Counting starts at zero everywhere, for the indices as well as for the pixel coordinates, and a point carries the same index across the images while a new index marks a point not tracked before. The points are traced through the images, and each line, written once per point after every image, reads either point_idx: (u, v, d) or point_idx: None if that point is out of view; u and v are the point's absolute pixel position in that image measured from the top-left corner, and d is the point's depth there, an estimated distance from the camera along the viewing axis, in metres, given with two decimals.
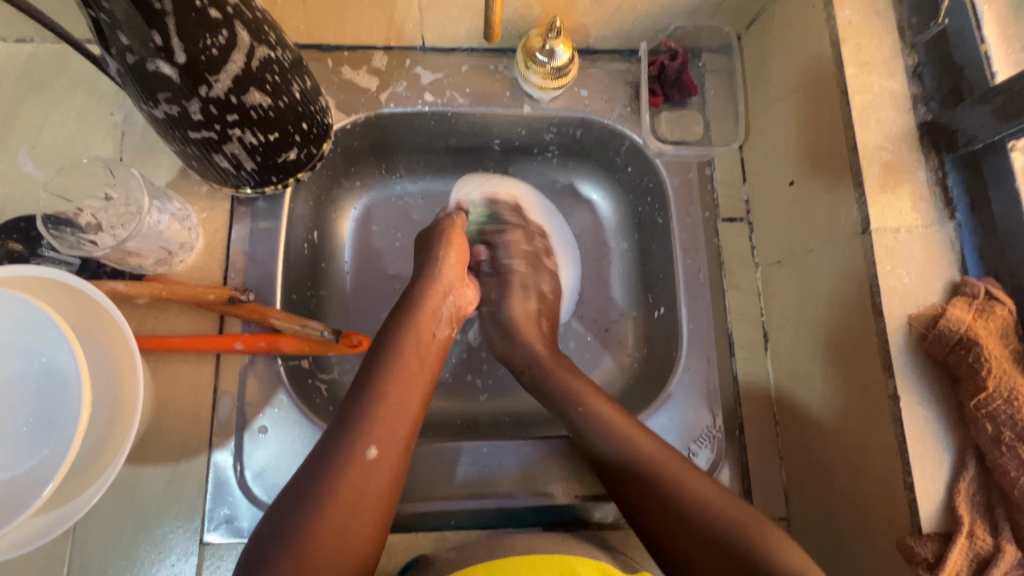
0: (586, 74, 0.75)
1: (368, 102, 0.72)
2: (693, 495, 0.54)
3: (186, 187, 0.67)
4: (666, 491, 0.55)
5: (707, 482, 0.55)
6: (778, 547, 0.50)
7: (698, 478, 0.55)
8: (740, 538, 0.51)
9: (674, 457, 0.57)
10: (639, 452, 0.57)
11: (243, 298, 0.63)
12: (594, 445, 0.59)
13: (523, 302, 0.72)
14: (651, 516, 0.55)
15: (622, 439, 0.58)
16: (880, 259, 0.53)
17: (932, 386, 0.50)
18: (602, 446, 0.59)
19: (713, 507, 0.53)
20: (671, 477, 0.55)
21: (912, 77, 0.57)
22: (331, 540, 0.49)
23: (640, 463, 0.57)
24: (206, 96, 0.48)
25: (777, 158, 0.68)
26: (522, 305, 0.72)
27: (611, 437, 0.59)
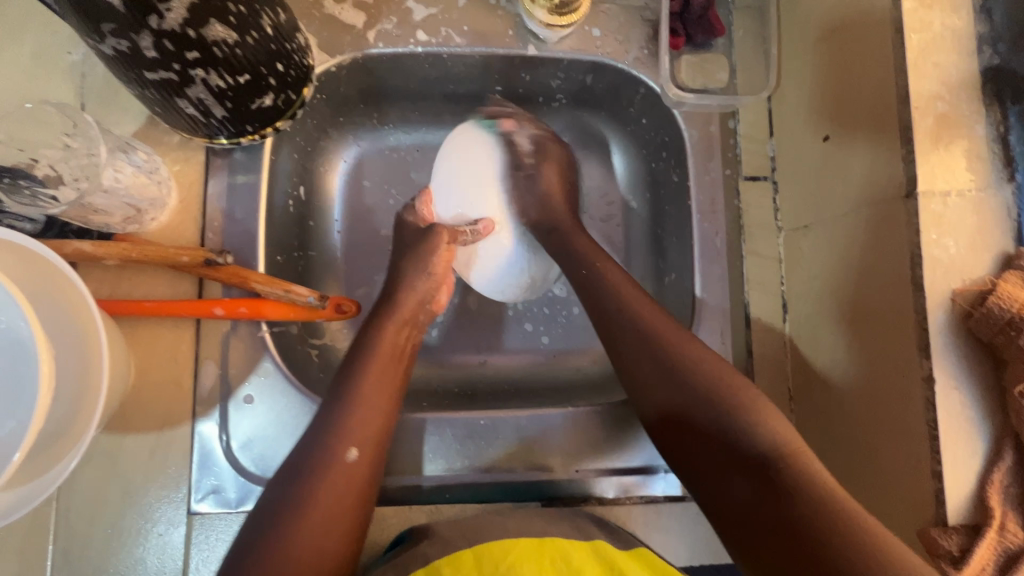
0: (599, 11, 0.66)
1: (354, 40, 0.65)
2: (688, 360, 0.53)
3: (156, 136, 0.61)
4: (665, 356, 0.53)
5: (706, 351, 0.54)
6: (766, 418, 0.48)
7: (690, 344, 0.54)
8: (727, 400, 0.50)
9: (679, 330, 0.56)
10: (642, 319, 0.56)
11: (220, 261, 0.58)
12: (602, 311, 0.58)
13: (553, 170, 0.70)
14: (646, 382, 0.54)
15: (630, 309, 0.57)
16: (925, 227, 0.47)
17: (973, 369, 0.46)
18: (607, 314, 0.57)
19: (708, 371, 0.52)
20: (669, 339, 0.54)
21: (980, 13, 0.49)
22: (314, 544, 0.47)
23: (639, 328, 0.55)
24: (157, 28, 0.41)
25: (810, 109, 0.60)
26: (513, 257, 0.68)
27: (620, 308, 0.57)
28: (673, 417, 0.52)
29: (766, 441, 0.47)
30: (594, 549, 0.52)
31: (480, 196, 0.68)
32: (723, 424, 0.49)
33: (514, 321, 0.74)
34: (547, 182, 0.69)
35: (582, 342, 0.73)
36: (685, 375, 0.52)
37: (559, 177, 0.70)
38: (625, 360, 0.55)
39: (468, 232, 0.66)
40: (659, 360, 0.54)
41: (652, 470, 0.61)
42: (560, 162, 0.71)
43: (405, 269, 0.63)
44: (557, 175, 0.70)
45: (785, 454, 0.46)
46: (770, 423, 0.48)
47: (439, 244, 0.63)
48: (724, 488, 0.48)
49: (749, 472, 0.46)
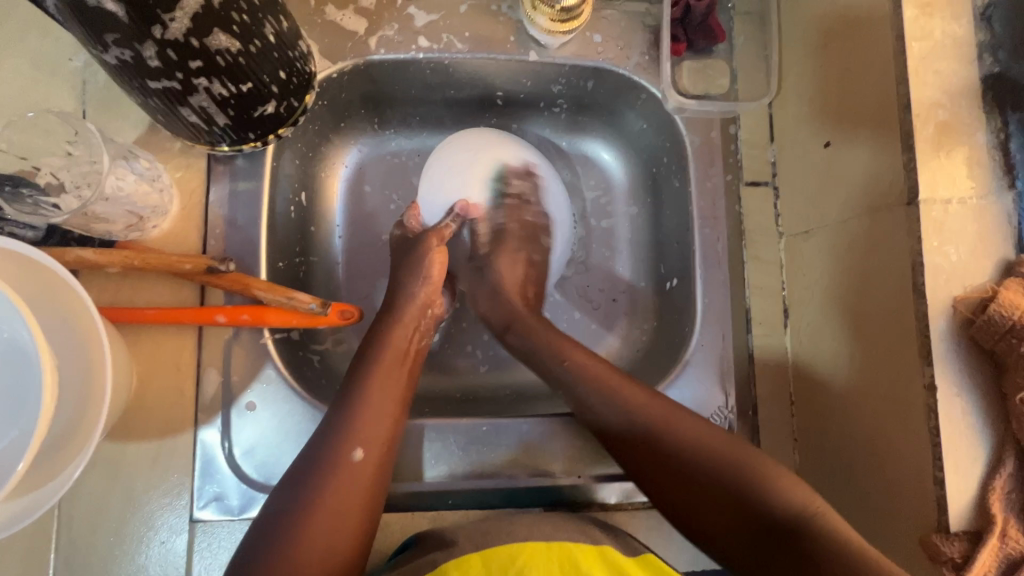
0: (600, 17, 0.67)
1: (356, 47, 0.65)
2: (690, 440, 0.53)
3: (157, 143, 0.61)
4: (646, 428, 0.54)
5: (694, 420, 0.54)
6: (782, 490, 0.49)
7: (676, 414, 0.55)
8: (740, 475, 0.50)
9: (674, 407, 0.56)
10: (631, 405, 0.55)
11: (222, 269, 0.58)
12: (586, 403, 0.57)
13: (513, 268, 0.68)
14: (647, 472, 0.54)
15: (619, 395, 0.56)
16: (926, 234, 0.47)
17: (974, 376, 0.46)
18: (595, 400, 0.57)
19: (710, 450, 0.52)
20: (666, 421, 0.54)
21: (980, 21, 0.49)
22: (321, 543, 0.48)
23: (631, 413, 0.55)
24: (161, 38, 0.41)
25: (811, 115, 0.60)
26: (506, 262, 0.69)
27: (604, 396, 0.56)
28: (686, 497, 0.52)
29: (785, 515, 0.48)
30: (601, 553, 0.52)
31: (451, 183, 0.68)
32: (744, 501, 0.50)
33: None
34: (505, 284, 0.68)
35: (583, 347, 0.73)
36: (688, 458, 0.52)
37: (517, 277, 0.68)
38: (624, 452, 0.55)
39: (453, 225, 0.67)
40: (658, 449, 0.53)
41: None
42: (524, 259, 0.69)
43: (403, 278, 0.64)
44: (514, 277, 0.68)
45: (810, 522, 0.47)
46: (791, 494, 0.49)
47: (431, 255, 0.64)
48: (763, 565, 0.48)
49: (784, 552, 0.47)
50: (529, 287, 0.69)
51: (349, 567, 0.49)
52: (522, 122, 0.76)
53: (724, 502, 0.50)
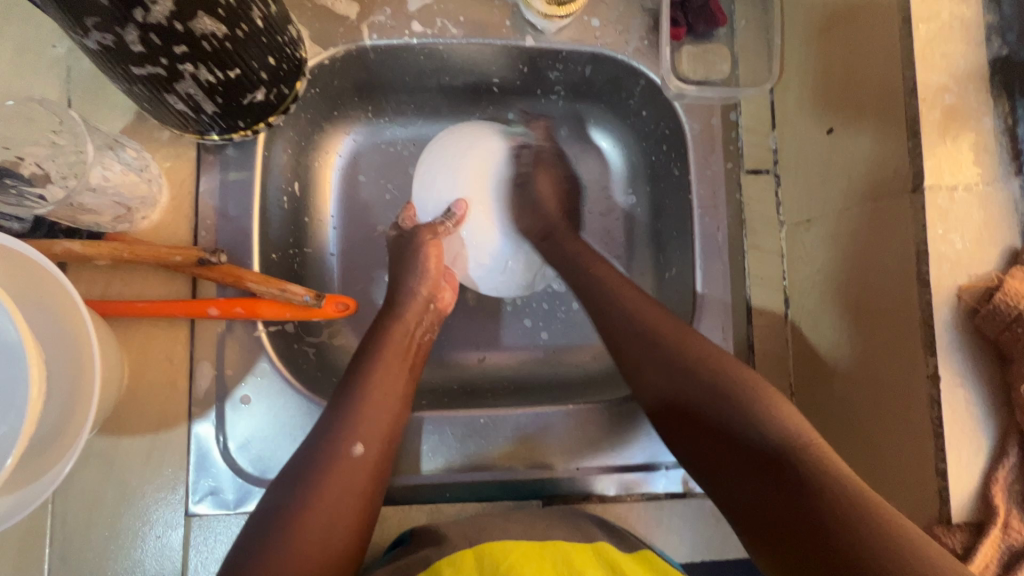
0: (598, 0, 0.65)
1: (348, 32, 0.63)
2: (697, 359, 0.53)
3: (145, 132, 0.60)
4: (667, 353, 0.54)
5: (711, 347, 0.54)
6: (777, 411, 0.48)
7: (700, 344, 0.54)
8: (735, 397, 0.49)
9: (692, 333, 0.56)
10: (648, 323, 0.57)
11: (214, 260, 0.56)
12: (610, 320, 0.59)
13: (549, 181, 0.70)
14: (652, 388, 0.55)
15: (636, 313, 0.58)
16: (931, 222, 0.46)
17: (978, 366, 0.45)
18: (614, 314, 0.59)
19: (711, 370, 0.52)
20: (678, 344, 0.55)
21: (988, 2, 0.48)
22: (319, 534, 0.47)
23: (647, 334, 0.56)
24: (143, 22, 0.40)
25: (814, 101, 0.59)
26: (547, 185, 0.70)
27: (626, 310, 0.58)
28: (681, 419, 0.52)
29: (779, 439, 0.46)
30: (594, 550, 0.52)
31: (447, 185, 0.69)
32: (727, 425, 0.49)
33: (513, 316, 0.73)
34: (545, 198, 0.69)
35: (582, 337, 0.73)
36: (692, 375, 0.52)
37: (555, 190, 0.70)
38: (636, 363, 0.56)
39: (447, 223, 0.67)
40: (667, 364, 0.54)
41: (653, 466, 0.61)
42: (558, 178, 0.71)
43: (399, 274, 0.64)
44: (553, 190, 0.70)
45: (801, 450, 0.45)
46: (785, 417, 0.47)
47: (426, 250, 0.64)
48: (741, 488, 0.47)
49: (758, 466, 0.46)
50: (565, 199, 0.71)
51: (348, 556, 0.48)
52: (518, 109, 0.74)
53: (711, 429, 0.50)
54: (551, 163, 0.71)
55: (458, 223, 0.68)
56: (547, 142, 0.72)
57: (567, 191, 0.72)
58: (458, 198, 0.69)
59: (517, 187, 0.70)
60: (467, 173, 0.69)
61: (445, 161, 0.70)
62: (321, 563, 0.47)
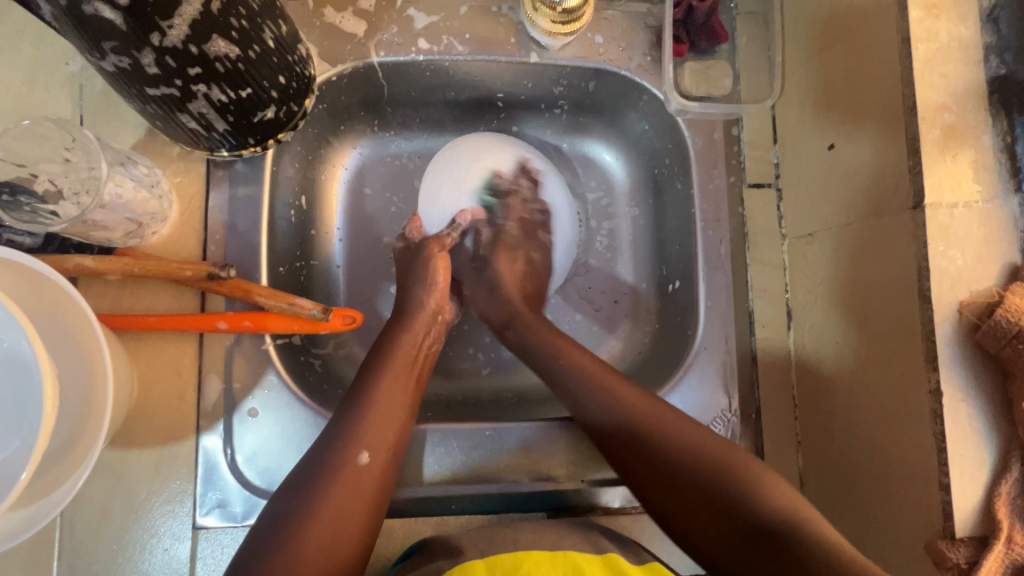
0: (602, 18, 0.66)
1: (355, 49, 0.64)
2: (684, 442, 0.53)
3: (156, 148, 0.61)
4: (610, 406, 0.56)
5: (638, 392, 0.57)
6: (770, 489, 0.49)
7: (629, 389, 0.57)
8: (728, 474, 0.51)
9: (666, 408, 0.56)
10: (629, 407, 0.56)
11: (223, 274, 0.57)
12: (589, 413, 0.57)
13: (510, 266, 0.69)
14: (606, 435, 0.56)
15: (613, 396, 0.57)
16: (932, 238, 0.47)
17: (980, 380, 0.46)
18: (593, 405, 0.57)
19: (698, 450, 0.53)
20: (663, 427, 0.54)
21: (985, 23, 0.49)
22: (324, 541, 0.48)
23: (624, 414, 0.56)
24: (159, 46, 0.41)
25: (815, 116, 0.60)
26: (509, 268, 0.69)
27: (613, 397, 0.57)
28: (675, 498, 0.52)
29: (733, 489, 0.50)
30: (606, 560, 0.51)
31: (451, 194, 0.69)
32: (729, 504, 0.49)
33: None
34: (506, 284, 0.68)
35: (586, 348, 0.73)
36: (680, 458, 0.53)
37: (516, 276, 0.69)
38: (624, 463, 0.55)
39: (453, 235, 0.68)
40: (656, 460, 0.53)
41: None
42: (520, 264, 0.70)
43: (405, 287, 0.64)
44: (514, 276, 0.69)
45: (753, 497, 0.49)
46: (777, 497, 0.49)
47: (434, 261, 0.65)
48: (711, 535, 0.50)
49: (767, 554, 0.46)
50: (528, 284, 0.70)
51: (352, 562, 0.49)
52: (522, 124, 0.75)
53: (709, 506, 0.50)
54: (516, 247, 0.70)
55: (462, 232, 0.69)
56: (516, 225, 0.70)
57: (531, 275, 0.70)
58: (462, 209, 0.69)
59: (473, 271, 0.70)
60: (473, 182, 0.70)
61: (451, 169, 0.70)
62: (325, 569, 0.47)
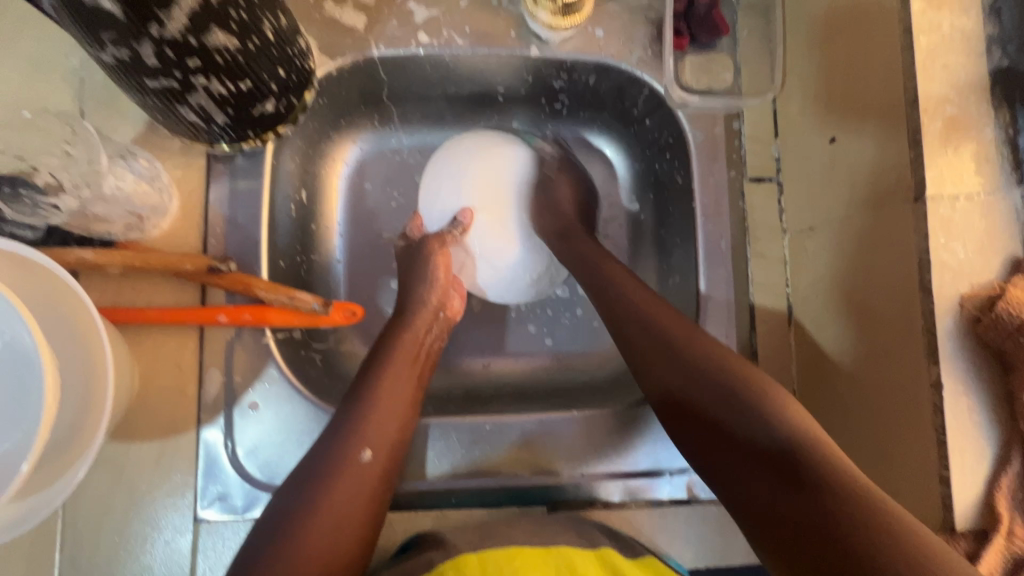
0: (602, 11, 0.66)
1: (355, 43, 0.64)
2: (702, 352, 0.52)
3: (156, 142, 0.61)
4: (659, 334, 0.55)
5: (687, 326, 0.55)
6: (783, 408, 0.46)
7: (679, 324, 0.55)
8: (741, 394, 0.48)
9: (712, 342, 0.54)
10: (651, 313, 0.56)
11: (223, 268, 0.58)
12: (615, 312, 0.58)
13: (564, 185, 0.70)
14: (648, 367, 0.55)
15: (658, 326, 0.55)
16: (933, 231, 0.46)
17: (980, 374, 0.46)
18: (620, 308, 0.58)
19: (714, 360, 0.51)
20: (681, 336, 0.54)
21: (988, 14, 0.48)
22: (327, 537, 0.48)
23: (647, 317, 0.56)
24: (158, 37, 0.41)
25: (816, 110, 0.60)
26: (565, 188, 0.71)
27: (633, 304, 0.57)
28: (685, 407, 0.51)
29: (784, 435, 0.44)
30: (601, 557, 0.52)
31: (450, 195, 0.71)
32: (744, 432, 0.47)
33: (518, 322, 0.74)
34: (561, 197, 0.70)
35: (586, 343, 0.73)
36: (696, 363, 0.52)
37: (572, 194, 0.70)
38: (665, 391, 0.53)
39: (454, 232, 0.68)
40: (683, 371, 0.52)
41: (658, 472, 0.61)
42: (573, 180, 0.71)
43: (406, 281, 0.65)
44: (568, 189, 0.70)
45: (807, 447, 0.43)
46: (795, 417, 0.46)
47: (434, 260, 0.65)
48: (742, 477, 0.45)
49: (773, 473, 0.43)
50: (581, 199, 0.71)
51: (353, 557, 0.49)
52: (523, 118, 0.75)
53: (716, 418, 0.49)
54: (565, 169, 0.72)
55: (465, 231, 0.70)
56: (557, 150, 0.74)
57: (584, 191, 0.72)
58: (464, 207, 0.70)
59: (535, 189, 0.71)
60: (472, 182, 0.71)
61: (450, 170, 0.71)
62: (329, 564, 0.47)
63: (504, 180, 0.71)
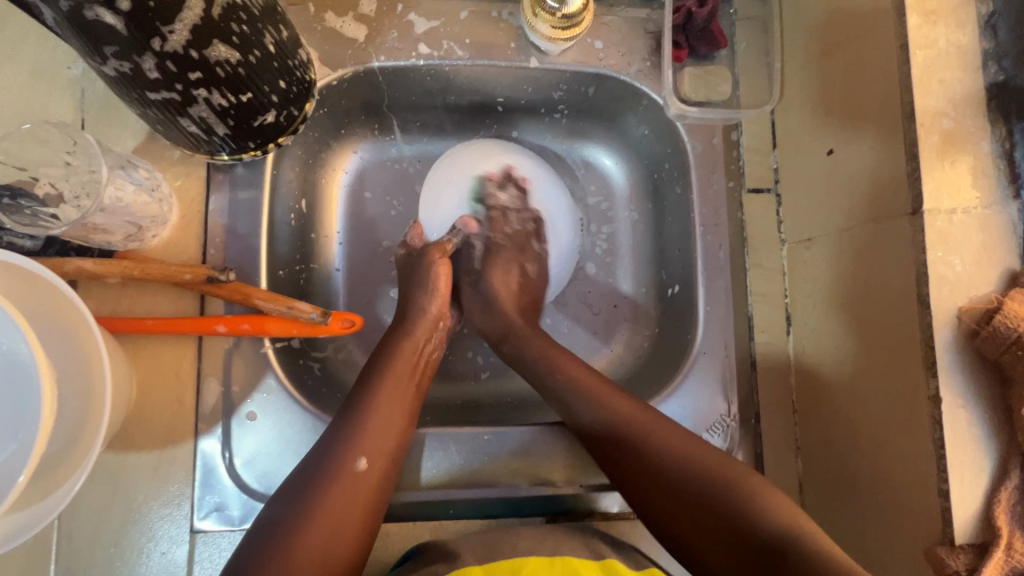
0: (601, 23, 0.66)
1: (356, 54, 0.64)
2: (670, 446, 0.53)
3: (157, 151, 0.61)
4: (606, 417, 0.56)
5: (634, 404, 0.56)
6: (765, 499, 0.49)
7: (628, 403, 0.56)
8: (723, 493, 0.50)
9: (660, 417, 0.56)
10: (622, 416, 0.55)
11: (222, 278, 0.57)
12: (584, 419, 0.57)
13: (505, 279, 0.68)
14: (602, 447, 0.56)
15: (605, 404, 0.56)
16: (931, 243, 0.47)
17: (979, 387, 0.46)
18: (591, 415, 0.57)
19: (697, 466, 0.52)
20: (655, 435, 0.54)
21: (984, 29, 0.49)
22: (318, 547, 0.47)
23: (624, 433, 0.55)
24: (160, 50, 0.41)
25: (814, 122, 0.60)
26: (503, 280, 0.68)
27: (607, 406, 0.56)
28: (664, 498, 0.52)
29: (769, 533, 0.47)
30: (605, 565, 0.52)
31: (451, 202, 0.70)
32: (722, 509, 0.49)
33: None
34: (500, 293, 0.67)
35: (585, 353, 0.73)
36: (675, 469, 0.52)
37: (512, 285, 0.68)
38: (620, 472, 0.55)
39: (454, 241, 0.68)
40: (640, 457, 0.54)
41: None
42: (517, 270, 0.69)
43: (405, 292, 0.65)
44: (509, 286, 0.68)
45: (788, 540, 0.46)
46: (777, 512, 0.48)
47: (435, 268, 0.65)
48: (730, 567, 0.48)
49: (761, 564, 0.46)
50: (524, 297, 0.69)
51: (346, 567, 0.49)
52: (522, 128, 0.75)
53: (705, 516, 0.50)
54: (510, 259, 0.69)
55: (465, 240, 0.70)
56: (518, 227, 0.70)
57: (530, 286, 0.70)
58: (466, 216, 0.70)
59: (470, 284, 0.69)
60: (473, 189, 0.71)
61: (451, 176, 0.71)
62: (321, 573, 0.47)
63: (505, 190, 0.71)
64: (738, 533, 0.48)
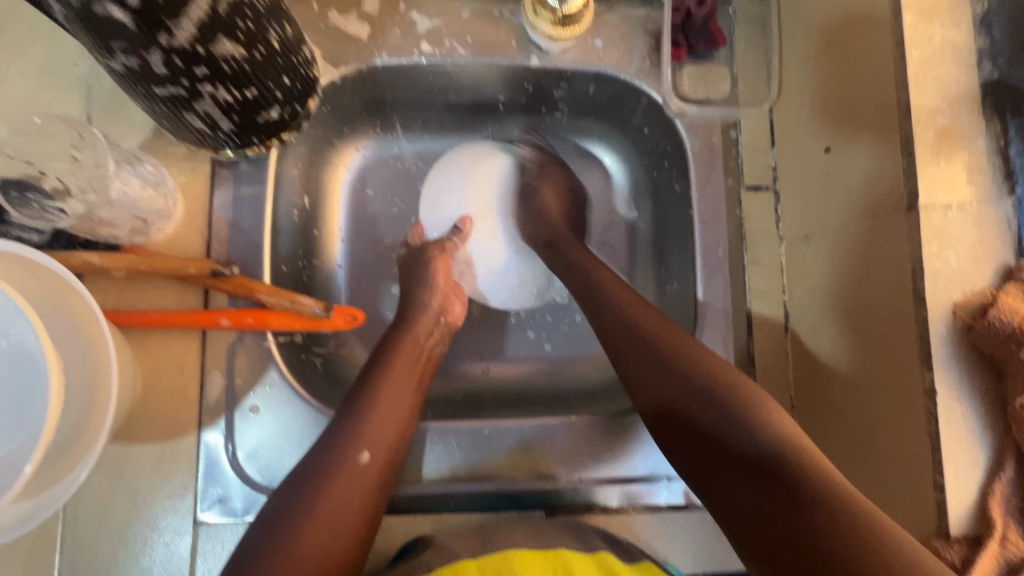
0: (602, 21, 0.67)
1: (359, 52, 0.65)
2: (683, 358, 0.53)
3: (162, 148, 0.62)
4: (629, 324, 0.57)
5: (656, 316, 0.57)
6: (762, 407, 0.47)
7: (651, 315, 0.57)
8: (728, 400, 0.48)
9: (679, 332, 0.56)
10: (641, 323, 0.56)
11: (227, 272, 0.59)
12: (605, 323, 0.58)
13: (554, 196, 0.72)
14: (624, 356, 0.56)
15: (628, 314, 0.57)
16: (926, 239, 0.47)
17: (973, 381, 0.46)
18: (613, 322, 0.58)
19: (707, 370, 0.51)
20: (670, 342, 0.54)
21: (979, 28, 0.50)
22: (322, 538, 0.48)
23: (643, 336, 0.55)
24: (167, 46, 0.42)
25: (811, 121, 0.61)
26: (552, 197, 0.72)
27: (628, 315, 0.57)
28: (671, 410, 0.51)
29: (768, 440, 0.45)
30: (597, 560, 0.52)
31: (455, 202, 0.74)
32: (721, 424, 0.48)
33: (517, 328, 0.74)
34: (550, 207, 0.71)
35: (585, 348, 0.74)
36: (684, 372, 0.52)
37: (559, 200, 0.72)
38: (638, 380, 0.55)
39: (455, 239, 0.71)
40: (657, 365, 0.53)
41: (656, 478, 0.62)
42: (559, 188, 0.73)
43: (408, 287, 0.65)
44: (557, 199, 0.72)
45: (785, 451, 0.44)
46: (780, 424, 0.46)
47: (434, 265, 0.67)
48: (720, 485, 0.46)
49: (750, 472, 0.44)
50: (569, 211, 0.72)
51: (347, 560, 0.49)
52: (523, 127, 0.76)
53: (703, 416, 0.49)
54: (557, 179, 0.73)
55: (464, 238, 0.73)
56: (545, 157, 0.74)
57: (571, 200, 0.73)
58: (463, 214, 0.73)
59: (522, 199, 0.73)
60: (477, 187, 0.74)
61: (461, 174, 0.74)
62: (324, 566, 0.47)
63: (501, 187, 0.74)
64: (730, 430, 0.47)
